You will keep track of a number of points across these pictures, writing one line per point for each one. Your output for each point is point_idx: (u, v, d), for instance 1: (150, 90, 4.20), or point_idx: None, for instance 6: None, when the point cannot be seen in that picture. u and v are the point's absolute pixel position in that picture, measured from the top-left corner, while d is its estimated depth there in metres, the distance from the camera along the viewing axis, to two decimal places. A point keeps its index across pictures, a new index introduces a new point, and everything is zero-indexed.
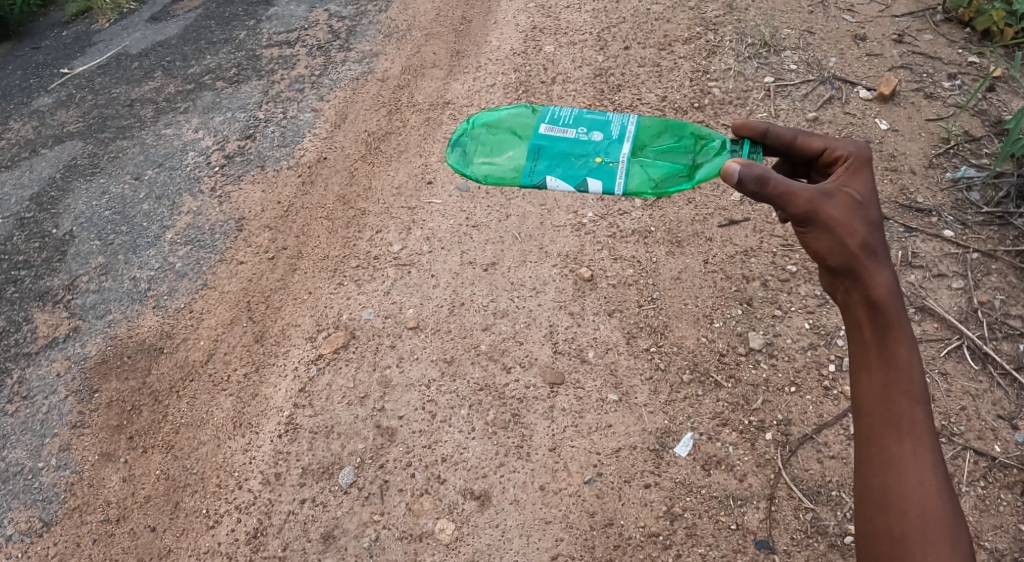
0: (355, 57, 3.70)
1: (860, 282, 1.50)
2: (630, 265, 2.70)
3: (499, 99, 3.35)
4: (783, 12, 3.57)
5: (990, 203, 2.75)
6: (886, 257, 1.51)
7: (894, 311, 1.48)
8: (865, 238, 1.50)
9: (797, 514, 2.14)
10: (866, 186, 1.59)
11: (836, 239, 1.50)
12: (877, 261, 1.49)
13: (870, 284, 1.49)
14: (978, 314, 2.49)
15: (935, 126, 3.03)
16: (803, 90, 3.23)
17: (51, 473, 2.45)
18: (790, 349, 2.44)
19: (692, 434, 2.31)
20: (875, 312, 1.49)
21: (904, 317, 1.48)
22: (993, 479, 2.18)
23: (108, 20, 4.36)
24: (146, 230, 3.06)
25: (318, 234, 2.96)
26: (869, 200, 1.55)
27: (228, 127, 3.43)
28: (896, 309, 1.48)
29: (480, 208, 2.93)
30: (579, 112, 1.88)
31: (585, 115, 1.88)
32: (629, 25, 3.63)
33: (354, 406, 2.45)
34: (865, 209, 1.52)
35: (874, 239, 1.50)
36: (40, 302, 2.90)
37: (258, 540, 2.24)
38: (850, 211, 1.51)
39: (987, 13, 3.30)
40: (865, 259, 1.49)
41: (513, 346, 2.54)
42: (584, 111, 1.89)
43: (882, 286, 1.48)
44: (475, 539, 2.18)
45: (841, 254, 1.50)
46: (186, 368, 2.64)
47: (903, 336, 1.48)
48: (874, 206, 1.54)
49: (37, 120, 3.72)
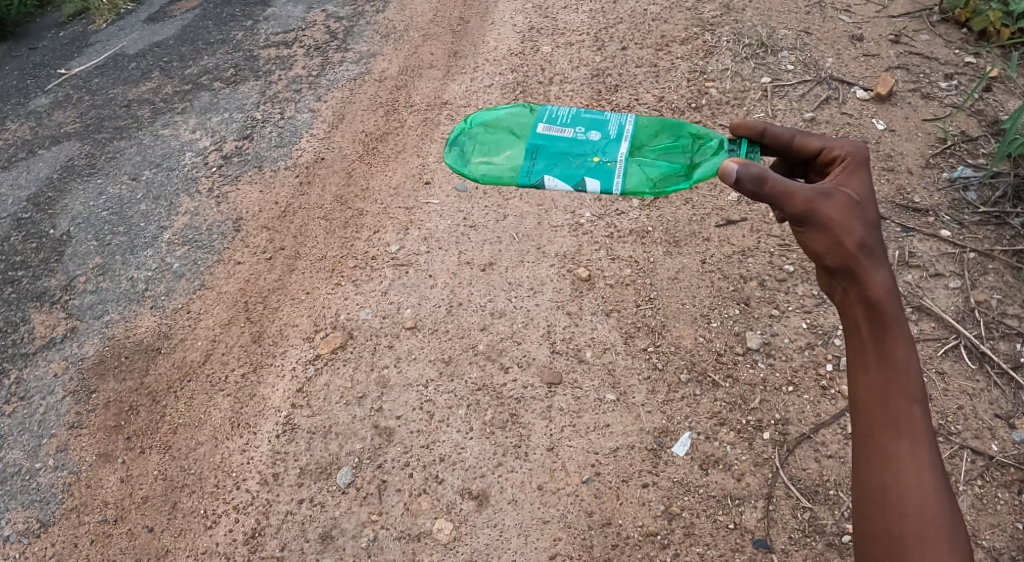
0: (353, 58, 3.70)
1: (858, 282, 1.50)
2: (628, 265, 2.70)
3: (496, 99, 3.35)
4: (780, 12, 3.57)
5: (987, 203, 2.76)
6: (884, 256, 1.51)
7: (892, 310, 1.48)
8: (862, 237, 1.50)
9: (795, 513, 2.15)
10: (864, 185, 1.59)
11: (833, 239, 1.50)
12: (874, 261, 1.50)
13: (868, 284, 1.49)
14: (975, 313, 2.50)
15: (932, 126, 3.04)
16: (800, 90, 3.23)
17: (48, 474, 2.44)
18: (787, 349, 2.45)
19: (689, 433, 2.31)
20: (873, 312, 1.49)
21: (902, 316, 1.48)
22: (991, 478, 2.18)
23: (105, 20, 4.36)
24: (144, 231, 3.06)
25: (316, 235, 2.96)
26: (866, 200, 1.55)
27: (225, 128, 3.42)
28: (894, 308, 1.48)
29: (478, 208, 2.93)
30: (576, 112, 1.88)
31: (583, 114, 1.87)
32: (626, 25, 3.63)
33: (351, 406, 2.45)
34: (863, 209, 1.53)
35: (871, 239, 1.50)
36: (37, 303, 2.90)
37: (256, 541, 2.24)
38: (848, 210, 1.51)
39: (984, 13, 3.30)
40: (862, 259, 1.50)
41: (510, 346, 2.54)
42: (581, 111, 1.88)
43: (879, 286, 1.49)
44: (473, 538, 2.18)
45: (839, 253, 1.50)
46: (183, 368, 2.64)
47: (901, 335, 1.48)
48: (872, 206, 1.54)
49: (34, 121, 3.72)
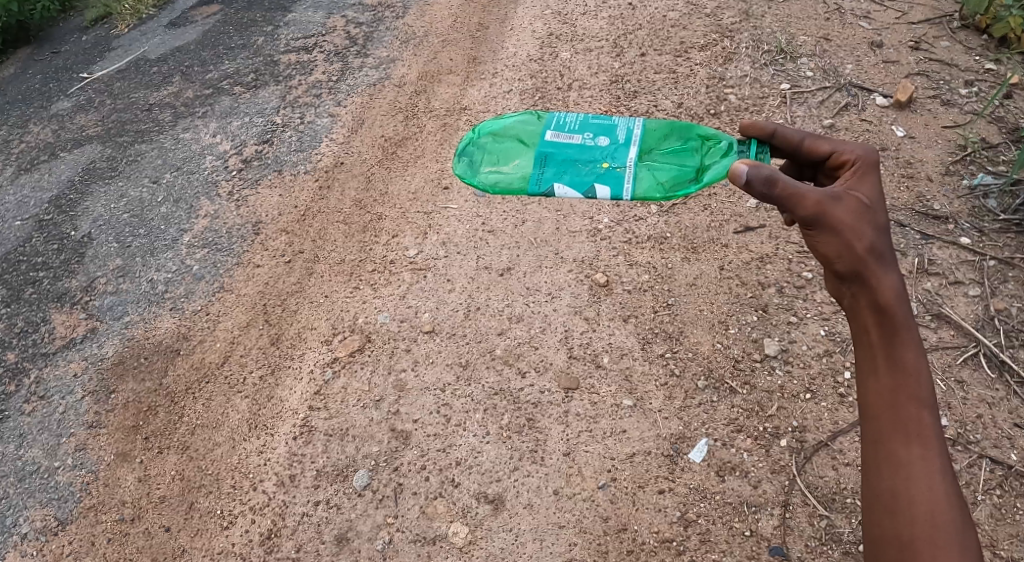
0: (372, 63, 3.73)
1: (866, 287, 1.49)
2: (645, 271, 2.70)
3: (514, 106, 3.37)
4: (799, 18, 3.57)
5: (1008, 210, 2.73)
6: (893, 261, 1.50)
7: (901, 315, 1.47)
8: (873, 242, 1.49)
9: (812, 521, 2.13)
10: (874, 189, 1.58)
11: (843, 242, 1.49)
12: (884, 265, 1.49)
13: (877, 290, 1.48)
14: (995, 321, 2.47)
15: (952, 133, 3.02)
16: (819, 97, 3.22)
17: (67, 472, 2.47)
18: (805, 356, 2.43)
19: (706, 440, 2.30)
20: (882, 317, 1.48)
21: (911, 322, 1.47)
22: (1010, 488, 2.15)
23: (128, 24, 4.42)
24: (164, 233, 3.09)
25: (335, 239, 2.99)
26: (877, 204, 1.54)
27: (245, 132, 3.46)
28: (904, 314, 1.47)
29: (496, 213, 2.94)
30: (584, 118, 1.87)
31: (591, 120, 1.87)
32: (645, 32, 3.64)
33: (369, 409, 2.46)
34: (873, 213, 1.52)
35: (881, 243, 1.49)
36: (57, 303, 2.93)
37: (272, 541, 2.25)
38: (859, 214, 1.51)
39: (1005, 19, 3.27)
40: (872, 262, 1.49)
41: (527, 351, 2.54)
42: (589, 116, 1.88)
43: (889, 290, 1.48)
44: (488, 542, 2.18)
45: (849, 257, 1.49)
46: (202, 369, 2.66)
47: (910, 340, 1.47)
48: (882, 210, 1.54)
49: (56, 124, 3.77)
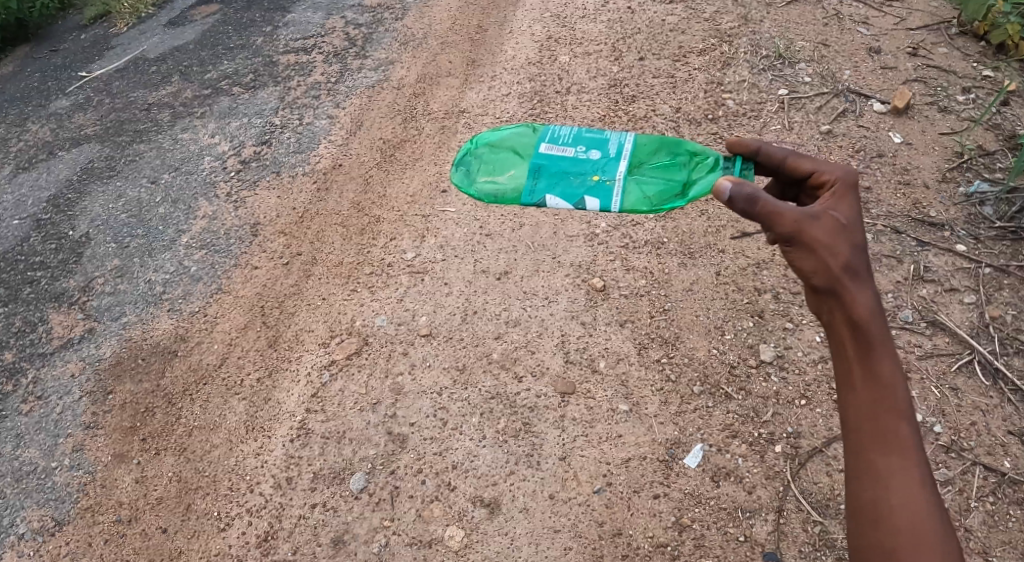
0: (371, 65, 3.73)
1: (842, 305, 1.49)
2: (642, 275, 2.71)
3: (513, 109, 3.38)
4: (798, 24, 3.58)
5: (1004, 218, 2.75)
6: (868, 276, 1.50)
7: (877, 328, 1.47)
8: (848, 258, 1.49)
9: (806, 527, 2.14)
10: (851, 206, 1.58)
11: (819, 260, 1.50)
12: (859, 282, 1.49)
13: (852, 307, 1.48)
14: (990, 329, 2.48)
15: (949, 140, 3.04)
16: (816, 102, 3.23)
17: (64, 473, 2.47)
18: (800, 362, 2.44)
19: (702, 445, 2.31)
20: (859, 334, 1.48)
21: (887, 336, 1.47)
22: (1002, 495, 2.17)
23: (127, 23, 4.42)
24: (162, 234, 3.09)
25: (334, 241, 2.99)
26: (852, 222, 1.54)
27: (244, 133, 3.46)
28: (878, 329, 1.47)
29: (494, 217, 2.95)
30: (577, 131, 1.89)
31: (583, 134, 1.89)
32: (643, 36, 3.65)
33: (366, 412, 2.47)
34: (848, 230, 1.52)
35: (856, 259, 1.50)
36: (55, 303, 2.94)
37: (268, 544, 2.26)
38: (834, 232, 1.51)
39: (1003, 26, 3.29)
40: (847, 279, 1.49)
41: (525, 356, 2.55)
42: (582, 129, 1.90)
43: (864, 305, 1.48)
44: (484, 546, 2.19)
45: (825, 274, 1.49)
46: (199, 371, 2.66)
47: (886, 352, 1.47)
48: (857, 226, 1.54)
49: (55, 123, 3.77)
